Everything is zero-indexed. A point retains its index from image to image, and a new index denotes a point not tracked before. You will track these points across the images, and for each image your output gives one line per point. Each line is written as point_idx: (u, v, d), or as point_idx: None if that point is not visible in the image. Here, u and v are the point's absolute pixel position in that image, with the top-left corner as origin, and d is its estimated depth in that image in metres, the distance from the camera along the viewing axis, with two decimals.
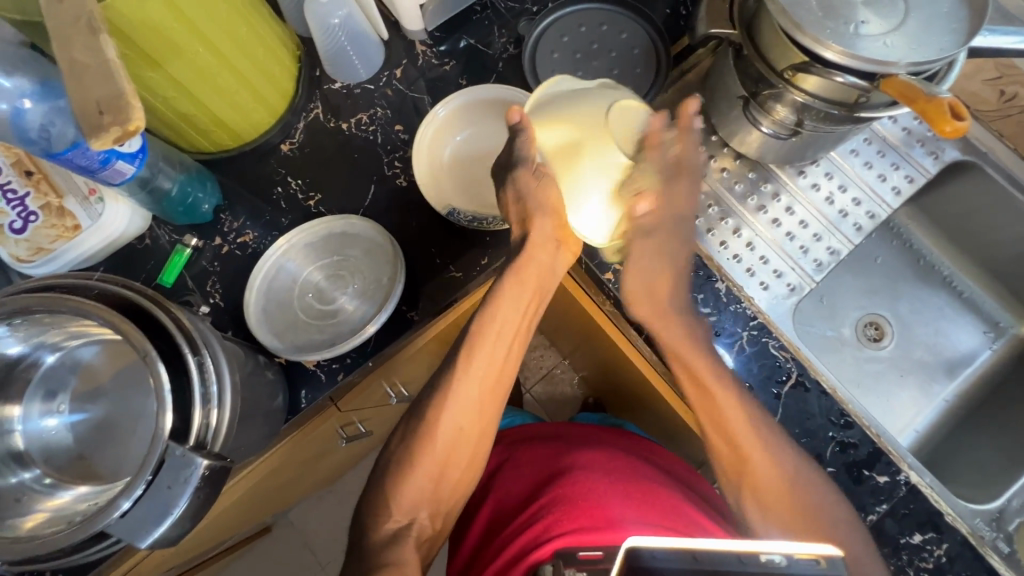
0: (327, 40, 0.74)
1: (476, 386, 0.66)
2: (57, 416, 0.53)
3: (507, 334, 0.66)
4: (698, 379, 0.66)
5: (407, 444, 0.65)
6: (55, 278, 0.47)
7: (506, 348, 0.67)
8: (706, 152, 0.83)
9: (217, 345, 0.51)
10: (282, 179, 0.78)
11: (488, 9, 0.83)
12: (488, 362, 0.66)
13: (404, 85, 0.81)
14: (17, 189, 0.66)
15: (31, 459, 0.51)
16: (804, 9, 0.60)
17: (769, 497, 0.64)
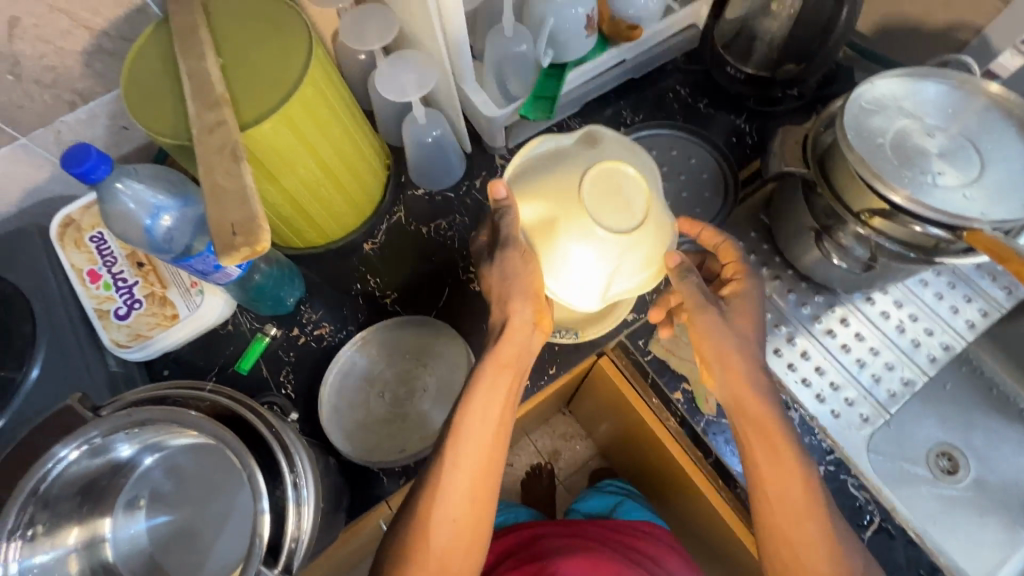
0: (418, 152, 0.81)
1: (465, 472, 0.61)
2: (141, 521, 0.55)
3: (498, 409, 0.63)
4: (772, 462, 0.62)
5: (399, 545, 0.60)
6: (169, 388, 0.50)
7: (495, 425, 0.63)
8: (772, 272, 0.83)
9: (305, 454, 0.52)
10: (362, 276, 0.82)
11: (565, 130, 0.89)
12: (475, 457, 0.61)
13: (482, 194, 0.86)
14: (127, 278, 0.71)
15: (117, 569, 0.52)
16: (881, 158, 0.64)
17: None
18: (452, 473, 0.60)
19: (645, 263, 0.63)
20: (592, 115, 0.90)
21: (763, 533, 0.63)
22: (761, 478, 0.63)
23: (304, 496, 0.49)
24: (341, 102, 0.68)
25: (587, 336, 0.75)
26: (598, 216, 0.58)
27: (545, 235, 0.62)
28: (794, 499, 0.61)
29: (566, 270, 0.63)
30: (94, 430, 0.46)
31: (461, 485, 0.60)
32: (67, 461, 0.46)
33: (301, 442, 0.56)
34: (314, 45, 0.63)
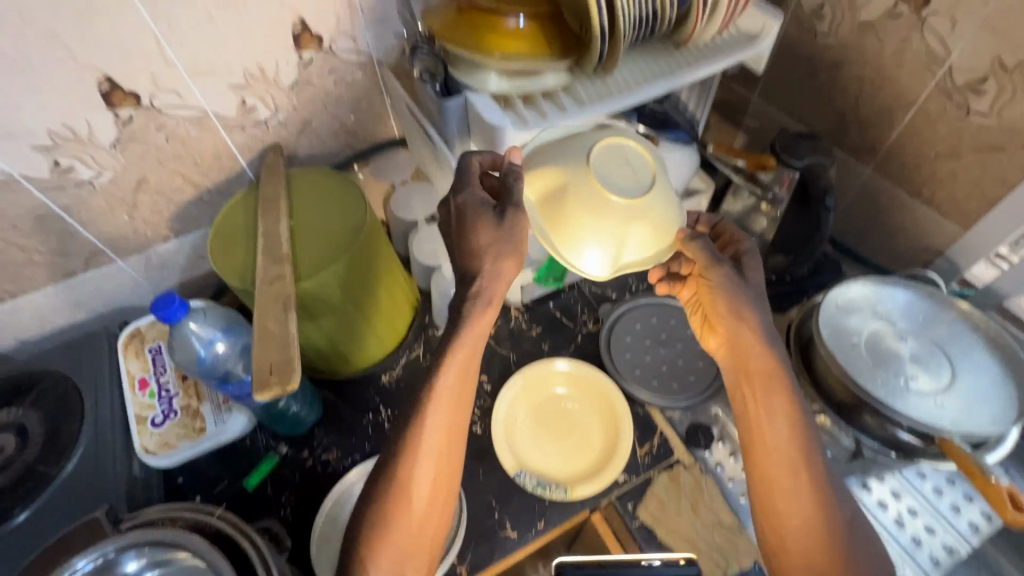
0: (443, 301, 0.92)
1: (442, 423, 0.62)
2: None
3: (468, 364, 0.63)
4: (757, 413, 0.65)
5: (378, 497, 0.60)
6: (184, 510, 0.59)
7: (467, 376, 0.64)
8: None
9: None
10: (375, 406, 0.89)
11: (576, 291, 0.99)
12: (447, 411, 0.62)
13: (494, 340, 0.95)
14: (171, 389, 0.80)
15: None
16: (855, 357, 0.70)
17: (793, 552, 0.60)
18: (427, 424, 0.61)
19: (654, 236, 0.58)
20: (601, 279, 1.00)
21: (752, 467, 0.64)
22: (755, 433, 0.65)
23: None
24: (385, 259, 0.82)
25: (578, 493, 0.78)
26: (608, 182, 0.56)
27: (550, 204, 0.58)
28: (782, 453, 0.62)
29: (578, 238, 0.57)
30: (110, 545, 0.54)
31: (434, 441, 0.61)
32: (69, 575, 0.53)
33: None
34: (371, 220, 0.76)
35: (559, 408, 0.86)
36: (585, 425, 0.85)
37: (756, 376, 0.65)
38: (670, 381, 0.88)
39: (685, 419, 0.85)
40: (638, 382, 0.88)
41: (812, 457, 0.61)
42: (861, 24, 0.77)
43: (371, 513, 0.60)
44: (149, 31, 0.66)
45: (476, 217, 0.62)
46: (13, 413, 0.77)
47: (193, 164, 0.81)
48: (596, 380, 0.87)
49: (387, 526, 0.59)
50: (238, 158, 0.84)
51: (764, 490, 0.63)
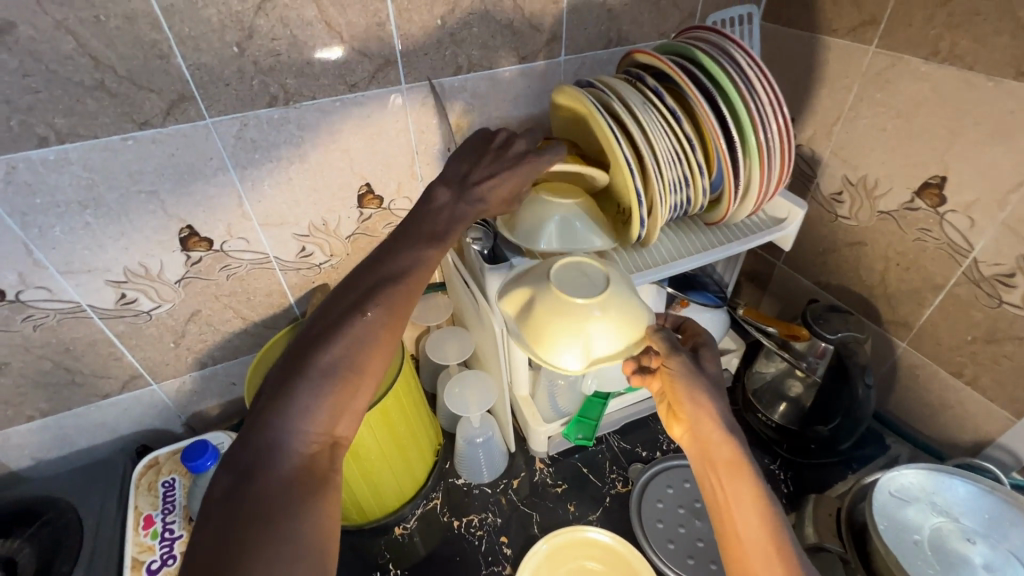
0: (468, 451, 0.89)
1: (340, 397, 0.47)
2: None
3: (391, 324, 0.50)
4: (727, 495, 0.50)
5: (251, 485, 0.42)
6: None
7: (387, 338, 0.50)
8: None
9: None
10: (384, 564, 0.82)
11: (605, 445, 0.96)
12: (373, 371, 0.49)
13: (517, 495, 0.90)
14: (175, 530, 0.75)
15: None
16: (917, 557, 0.64)
17: None
18: (325, 390, 0.46)
19: (621, 330, 0.57)
20: (630, 433, 0.97)
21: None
22: (721, 521, 0.50)
23: None
24: (414, 403, 0.83)
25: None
26: (566, 289, 0.57)
27: (522, 310, 0.59)
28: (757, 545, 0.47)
29: (551, 344, 0.57)
30: None
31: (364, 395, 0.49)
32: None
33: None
34: (406, 364, 0.80)
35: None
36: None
37: (716, 443, 0.53)
38: (708, 562, 0.80)
39: None
40: (673, 559, 0.80)
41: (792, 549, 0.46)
42: (880, 212, 0.83)
43: (221, 502, 0.41)
44: (235, 190, 0.74)
45: (505, 182, 0.62)
46: (5, 546, 0.73)
47: (246, 299, 0.86)
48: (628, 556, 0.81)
49: (242, 526, 0.39)
50: (288, 295, 0.89)
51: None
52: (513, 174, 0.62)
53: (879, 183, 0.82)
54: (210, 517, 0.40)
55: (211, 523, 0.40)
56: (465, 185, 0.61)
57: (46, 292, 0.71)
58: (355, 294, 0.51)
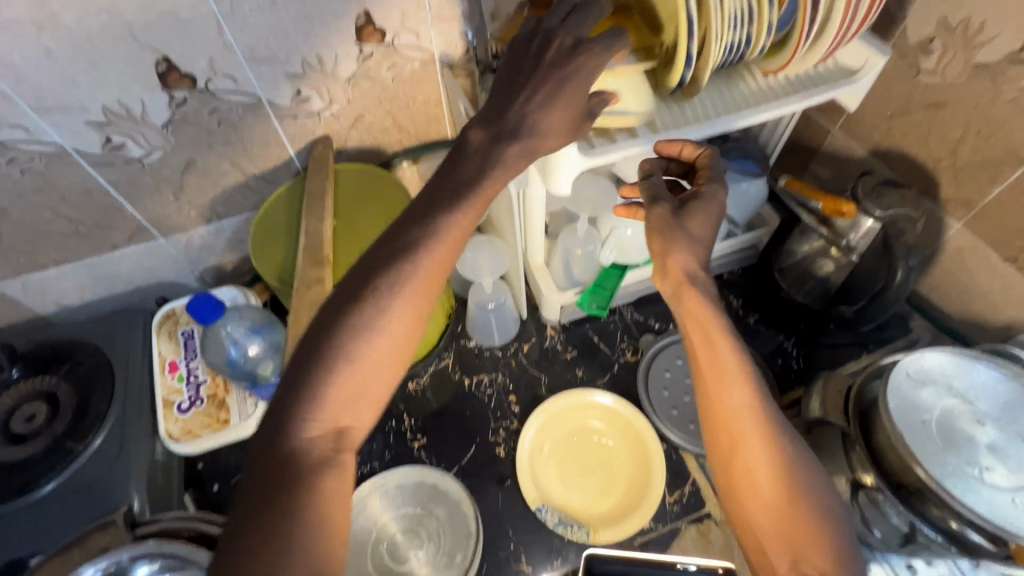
0: (479, 315, 0.90)
1: (357, 378, 0.45)
2: None
3: (413, 299, 0.46)
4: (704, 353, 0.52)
5: (269, 471, 0.42)
6: (185, 524, 0.56)
7: (401, 334, 0.46)
8: None
9: None
10: (398, 413, 0.86)
11: (617, 316, 0.95)
12: (395, 345, 0.46)
13: (527, 359, 0.91)
14: (199, 376, 0.79)
15: None
16: (923, 436, 0.64)
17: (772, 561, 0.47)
18: (340, 374, 0.45)
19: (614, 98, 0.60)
20: (644, 305, 0.96)
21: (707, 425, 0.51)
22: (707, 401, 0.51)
23: None
24: None
25: (600, 537, 0.75)
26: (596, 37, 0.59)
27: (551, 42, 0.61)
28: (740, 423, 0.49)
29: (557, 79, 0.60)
30: (123, 555, 0.51)
31: (375, 374, 0.46)
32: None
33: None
34: None
35: (592, 440, 0.83)
36: (616, 465, 0.81)
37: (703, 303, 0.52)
38: None
39: None
40: (674, 423, 0.83)
41: (763, 399, 0.50)
42: (975, 65, 0.69)
43: (245, 492, 0.42)
44: (212, 14, 0.63)
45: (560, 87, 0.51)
46: (43, 380, 0.77)
47: (242, 149, 0.79)
48: (636, 419, 0.83)
49: (260, 513, 0.40)
50: (287, 147, 0.82)
51: (717, 437, 0.50)
52: (571, 87, 0.51)
53: (985, 26, 0.67)
54: (236, 506, 0.42)
55: (236, 511, 0.41)
56: (505, 112, 0.52)
57: (24, 131, 0.65)
58: (368, 272, 0.47)
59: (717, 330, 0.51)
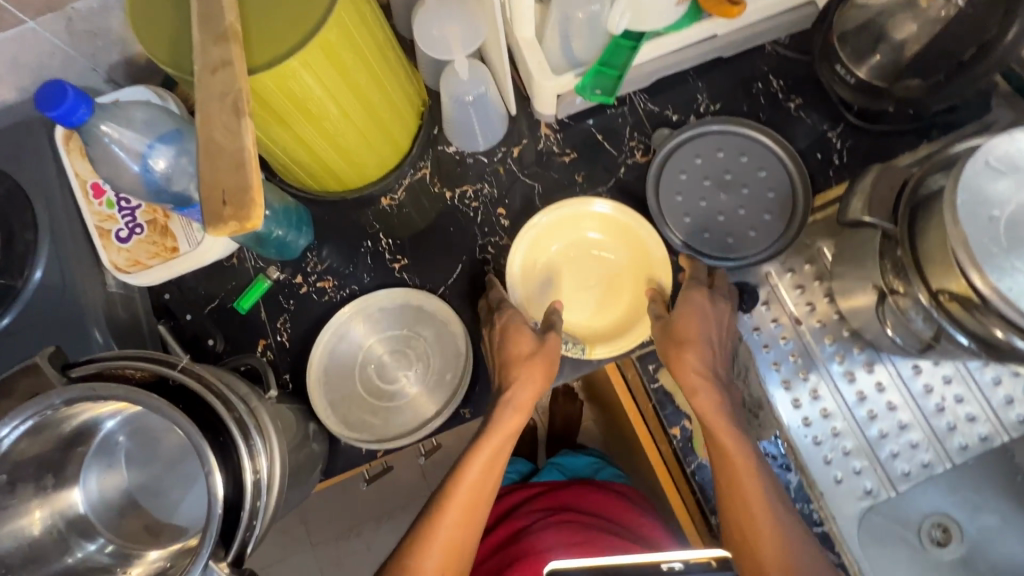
0: (456, 111, 0.72)
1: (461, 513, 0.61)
2: (108, 478, 0.55)
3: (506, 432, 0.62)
4: (726, 467, 0.64)
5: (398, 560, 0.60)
6: (120, 359, 0.48)
7: (474, 504, 0.62)
8: (806, 298, 0.76)
9: (270, 431, 0.53)
10: (374, 234, 0.77)
11: (627, 107, 0.78)
12: (485, 466, 0.62)
13: (517, 166, 0.78)
14: (131, 200, 0.67)
15: (95, 529, 0.54)
16: (988, 237, 0.53)
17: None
18: (442, 509, 0.61)
19: None
20: (660, 93, 0.78)
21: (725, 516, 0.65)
22: (729, 475, 0.64)
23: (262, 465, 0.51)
24: (370, 46, 0.61)
25: (595, 354, 0.70)
26: None
27: None
28: (751, 485, 0.63)
29: None
30: (56, 398, 0.43)
31: (465, 499, 0.61)
32: (15, 436, 0.43)
33: (266, 405, 0.57)
34: None
35: (591, 253, 0.75)
36: (620, 279, 0.74)
37: (731, 448, 0.64)
38: (724, 235, 0.73)
39: (734, 276, 0.76)
40: (685, 232, 0.73)
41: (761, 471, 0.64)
42: None
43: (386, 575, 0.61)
44: None
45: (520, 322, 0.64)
46: None
47: None
48: (642, 228, 0.73)
49: None
50: None
51: (736, 522, 0.64)
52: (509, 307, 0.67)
53: None
54: None
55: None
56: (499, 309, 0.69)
57: None
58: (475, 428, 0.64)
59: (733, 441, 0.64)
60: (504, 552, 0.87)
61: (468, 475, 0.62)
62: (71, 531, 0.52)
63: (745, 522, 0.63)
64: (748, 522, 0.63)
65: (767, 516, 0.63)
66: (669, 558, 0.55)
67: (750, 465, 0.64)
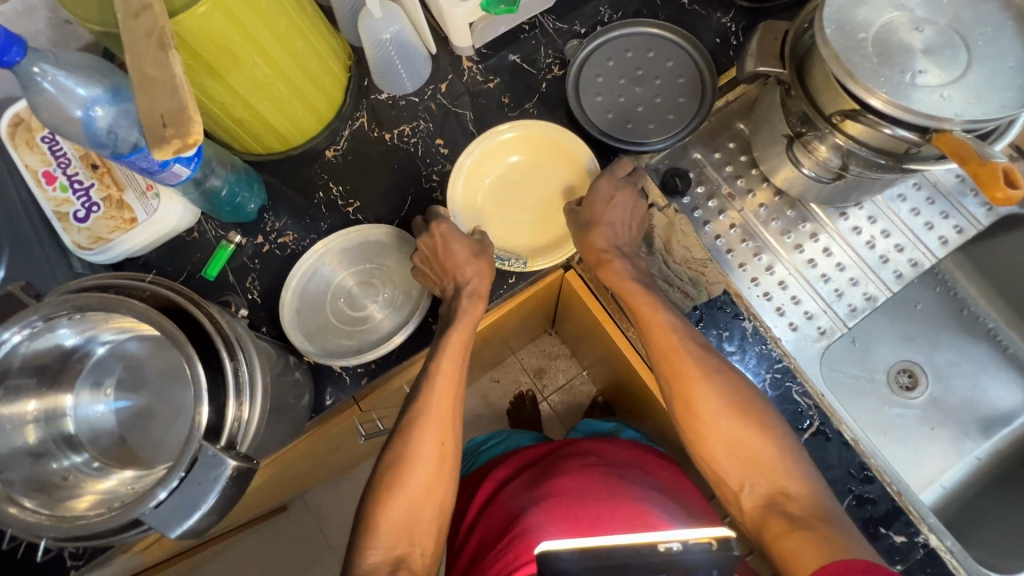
0: (377, 53, 0.76)
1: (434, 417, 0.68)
2: (104, 401, 0.56)
3: (461, 337, 0.70)
4: (645, 323, 0.71)
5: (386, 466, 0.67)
6: (112, 278, 0.50)
7: (450, 398, 0.69)
8: (746, 185, 0.82)
9: (251, 348, 0.52)
10: (324, 184, 0.81)
11: (538, 29, 0.84)
12: (452, 375, 0.69)
13: (447, 99, 0.83)
14: (83, 181, 0.70)
15: (81, 443, 0.54)
16: (860, 55, 0.59)
17: (710, 431, 0.66)
18: (419, 415, 0.68)
19: None
20: (565, 12, 0.84)
21: (661, 365, 0.70)
22: (660, 342, 0.70)
23: (249, 385, 0.50)
24: None
25: (536, 263, 0.76)
26: None
27: None
28: (682, 345, 0.68)
29: None
30: (35, 314, 0.46)
31: (438, 404, 0.68)
32: (12, 343, 0.46)
33: (247, 331, 0.56)
34: None
35: (519, 172, 0.80)
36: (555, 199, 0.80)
37: (653, 315, 0.71)
38: (646, 123, 0.79)
39: (663, 163, 0.81)
40: (609, 127, 0.79)
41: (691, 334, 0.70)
42: None
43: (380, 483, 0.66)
44: None
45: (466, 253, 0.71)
46: None
47: None
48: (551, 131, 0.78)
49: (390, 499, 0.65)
50: None
51: (672, 370, 0.69)
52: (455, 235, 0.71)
53: None
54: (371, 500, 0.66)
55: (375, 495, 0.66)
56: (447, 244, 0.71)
57: None
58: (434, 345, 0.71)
59: (655, 310, 0.71)
60: (485, 526, 0.76)
61: (437, 384, 0.69)
62: (59, 441, 0.52)
63: (676, 371, 0.68)
64: (682, 374, 0.68)
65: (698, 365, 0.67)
66: (668, 540, 0.59)
67: (672, 324, 0.70)
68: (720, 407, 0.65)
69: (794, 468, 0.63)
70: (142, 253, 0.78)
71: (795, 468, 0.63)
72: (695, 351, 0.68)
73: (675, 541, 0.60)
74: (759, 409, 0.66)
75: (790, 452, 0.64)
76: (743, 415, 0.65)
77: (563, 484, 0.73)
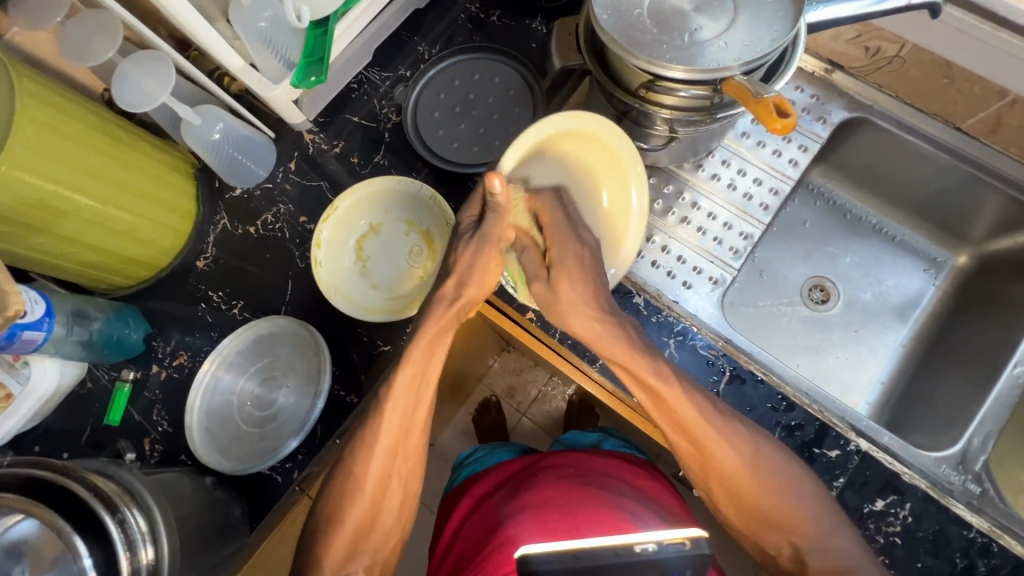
0: (214, 155, 0.77)
1: (388, 450, 0.67)
2: None
3: (413, 372, 0.67)
4: (643, 380, 0.65)
5: (329, 501, 0.67)
6: None
7: (405, 426, 0.68)
8: None
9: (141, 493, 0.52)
10: (204, 294, 0.81)
11: (365, 85, 0.86)
12: (405, 409, 0.67)
13: (300, 176, 0.84)
14: None
15: None
16: (639, 31, 0.62)
17: (738, 480, 0.65)
18: (369, 451, 0.66)
19: None
20: (385, 61, 0.86)
21: (660, 412, 0.66)
22: (657, 400, 0.65)
23: (145, 532, 0.50)
24: (92, 131, 0.65)
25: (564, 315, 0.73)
26: None
27: None
28: (678, 398, 0.64)
29: None
30: None
31: (389, 435, 0.67)
32: None
33: (142, 479, 0.55)
34: (22, 81, 0.58)
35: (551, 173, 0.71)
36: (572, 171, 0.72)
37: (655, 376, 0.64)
38: (491, 141, 0.81)
39: None
40: (459, 156, 0.81)
41: (705, 400, 0.65)
42: None
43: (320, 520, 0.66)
44: None
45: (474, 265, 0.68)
46: None
47: None
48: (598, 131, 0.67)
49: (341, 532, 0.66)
50: None
51: (672, 421, 0.66)
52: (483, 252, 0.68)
53: None
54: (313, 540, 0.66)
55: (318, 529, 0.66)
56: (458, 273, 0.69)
57: None
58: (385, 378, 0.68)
59: (647, 363, 0.65)
60: (466, 525, 0.78)
61: (392, 417, 0.66)
62: None
63: (679, 413, 0.65)
64: (678, 413, 0.65)
65: (709, 423, 0.64)
66: (641, 540, 0.58)
67: (680, 392, 0.64)
68: (740, 466, 0.64)
69: (806, 510, 0.63)
70: (39, 420, 0.76)
71: (821, 516, 0.63)
72: (718, 411, 0.65)
73: (649, 540, 0.59)
74: (778, 460, 0.64)
75: (820, 507, 0.63)
76: (760, 463, 0.64)
77: (542, 495, 0.74)
